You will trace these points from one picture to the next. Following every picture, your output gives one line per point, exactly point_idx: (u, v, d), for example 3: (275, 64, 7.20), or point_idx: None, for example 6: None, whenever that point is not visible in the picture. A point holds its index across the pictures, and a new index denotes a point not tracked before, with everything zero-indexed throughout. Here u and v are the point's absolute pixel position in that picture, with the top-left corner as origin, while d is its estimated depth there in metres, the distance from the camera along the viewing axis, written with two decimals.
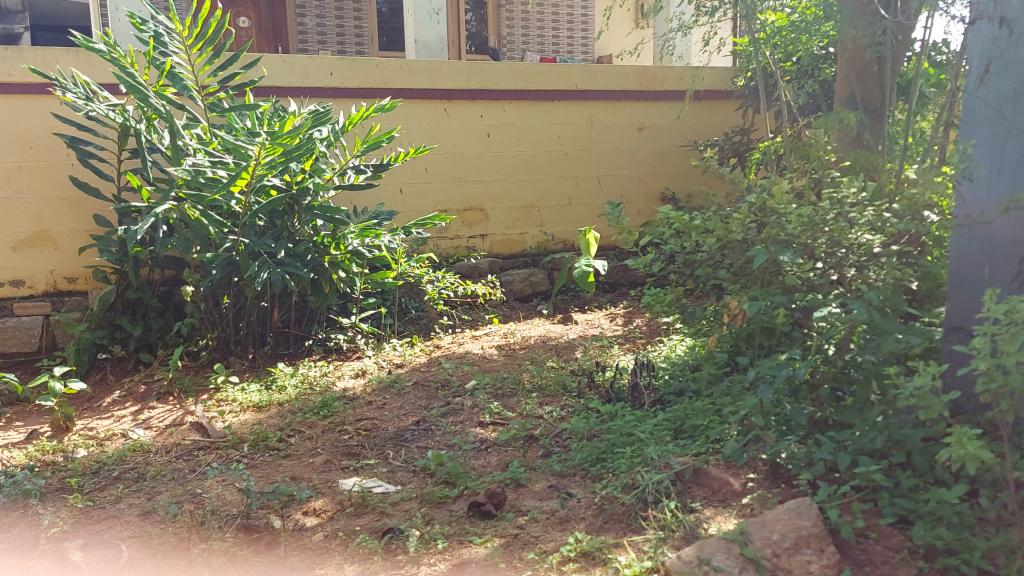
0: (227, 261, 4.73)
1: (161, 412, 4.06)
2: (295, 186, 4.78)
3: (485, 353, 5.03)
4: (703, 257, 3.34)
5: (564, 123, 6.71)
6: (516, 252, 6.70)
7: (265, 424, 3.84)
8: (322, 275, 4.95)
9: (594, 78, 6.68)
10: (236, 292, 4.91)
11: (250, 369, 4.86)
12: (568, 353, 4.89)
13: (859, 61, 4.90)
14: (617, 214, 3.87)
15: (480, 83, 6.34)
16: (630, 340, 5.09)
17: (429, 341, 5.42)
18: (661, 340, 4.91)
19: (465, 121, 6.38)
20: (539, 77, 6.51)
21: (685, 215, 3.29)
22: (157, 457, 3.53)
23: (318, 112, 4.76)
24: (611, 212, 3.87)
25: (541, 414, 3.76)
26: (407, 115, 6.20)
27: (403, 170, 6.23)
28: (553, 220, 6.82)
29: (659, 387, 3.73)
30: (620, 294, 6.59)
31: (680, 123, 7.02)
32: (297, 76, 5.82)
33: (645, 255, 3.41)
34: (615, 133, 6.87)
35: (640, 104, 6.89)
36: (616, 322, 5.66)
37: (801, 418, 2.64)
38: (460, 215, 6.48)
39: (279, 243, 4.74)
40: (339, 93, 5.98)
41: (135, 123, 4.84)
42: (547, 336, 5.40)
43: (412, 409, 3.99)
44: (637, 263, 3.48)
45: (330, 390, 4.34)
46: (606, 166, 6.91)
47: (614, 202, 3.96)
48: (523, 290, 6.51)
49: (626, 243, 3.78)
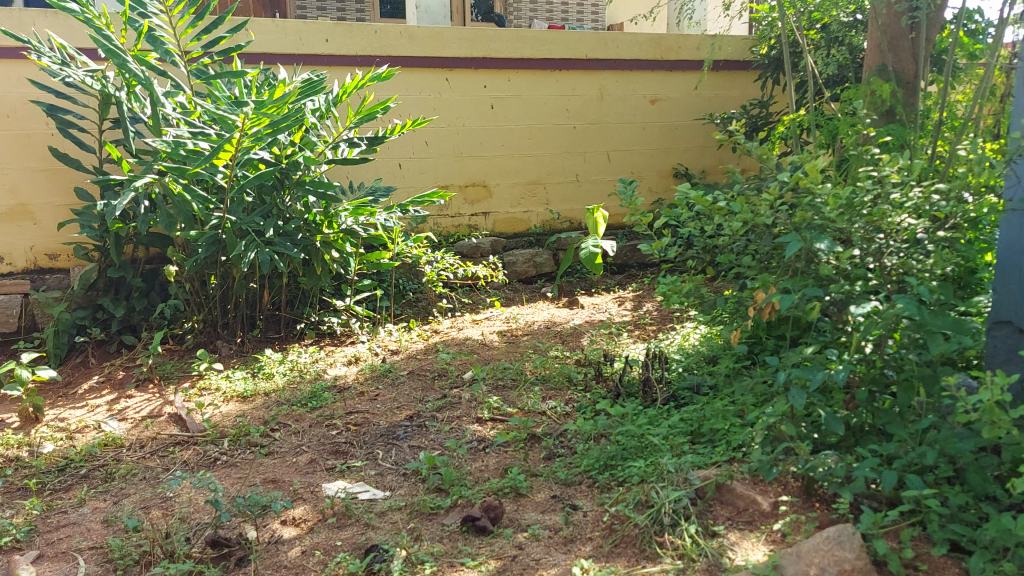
0: (212, 239, 4.41)
1: (138, 401, 3.79)
2: (285, 159, 4.48)
3: (486, 339, 4.75)
4: (725, 242, 3.03)
5: (572, 95, 6.37)
6: (521, 231, 6.40)
7: (249, 417, 3.57)
8: (313, 256, 4.65)
9: (605, 46, 6.32)
10: (224, 272, 4.60)
11: (237, 354, 4.56)
12: (574, 341, 4.60)
13: (895, 28, 4.50)
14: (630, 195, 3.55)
15: (484, 51, 6.00)
16: (639, 327, 4.80)
17: (427, 325, 5.13)
18: (672, 328, 4.63)
19: (468, 91, 6.05)
20: (546, 45, 6.16)
21: (706, 196, 2.99)
22: (131, 453, 3.27)
23: (311, 81, 4.26)
24: (623, 193, 3.55)
25: (544, 410, 3.49)
26: (407, 85, 5.88)
27: (402, 143, 5.92)
28: (560, 198, 6.50)
29: (673, 382, 3.52)
30: (629, 276, 6.29)
31: (695, 95, 6.68)
32: (291, 42, 5.51)
33: (659, 238, 3.09)
34: (626, 105, 6.53)
35: (653, 75, 6.54)
36: (624, 306, 5.36)
37: (838, 428, 2.35)
38: (462, 192, 6.18)
39: (268, 220, 4.45)
40: (335, 61, 5.66)
41: (115, 91, 4.53)
42: (552, 321, 5.11)
43: (406, 401, 3.72)
44: (651, 248, 3.18)
45: (320, 379, 4.07)
46: (616, 141, 6.57)
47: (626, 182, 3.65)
48: (527, 271, 6.17)
49: (638, 227, 3.47)
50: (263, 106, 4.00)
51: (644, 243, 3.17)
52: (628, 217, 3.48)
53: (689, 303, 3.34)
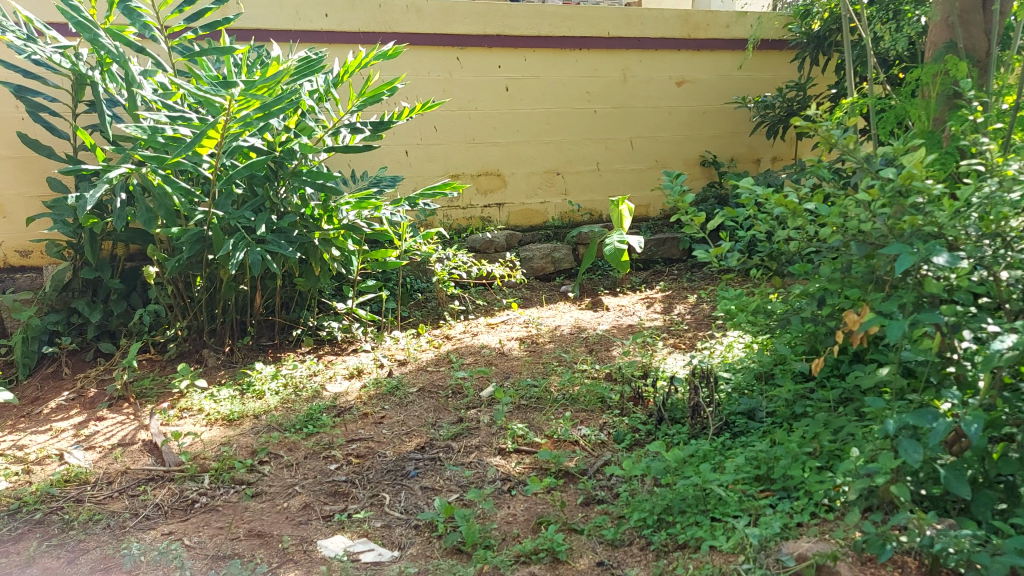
0: (197, 236, 3.93)
1: (110, 424, 3.32)
2: (279, 147, 4.00)
3: (504, 348, 4.27)
4: (799, 247, 2.54)
5: (593, 76, 5.89)
6: (537, 224, 5.92)
7: (235, 445, 3.10)
8: (310, 255, 4.18)
9: (629, 23, 5.85)
10: (211, 273, 4.12)
11: (225, 365, 4.09)
12: (603, 352, 4.12)
13: (968, 1, 3.90)
14: (678, 192, 3.04)
15: (499, 28, 5.51)
16: (674, 336, 4.32)
17: (437, 330, 4.66)
18: (710, 339, 4.14)
19: (481, 72, 5.57)
20: (567, 21, 5.68)
21: (777, 194, 2.49)
22: (97, 491, 2.81)
23: (311, 60, 3.77)
24: (670, 191, 3.05)
25: (576, 439, 3.01)
26: (414, 64, 5.38)
27: (409, 128, 5.43)
28: (579, 187, 6.03)
29: (724, 405, 3.08)
30: (654, 273, 5.81)
31: (724, 77, 6.24)
32: (288, 16, 5.01)
33: (722, 243, 2.59)
34: (651, 88, 6.06)
35: (680, 54, 6.08)
36: (654, 309, 4.88)
37: (966, 493, 1.88)
38: (474, 181, 5.70)
39: (260, 216, 3.97)
40: (336, 38, 5.16)
41: (88, 70, 4.01)
42: (575, 325, 4.63)
43: (416, 426, 3.24)
44: (708, 255, 2.69)
45: (318, 397, 3.60)
46: (640, 126, 6.10)
47: (671, 176, 3.16)
48: (545, 267, 5.67)
49: (687, 230, 2.97)
50: (252, 87, 3.49)
51: (699, 249, 2.68)
52: (676, 216, 2.98)
53: (748, 317, 2.86)
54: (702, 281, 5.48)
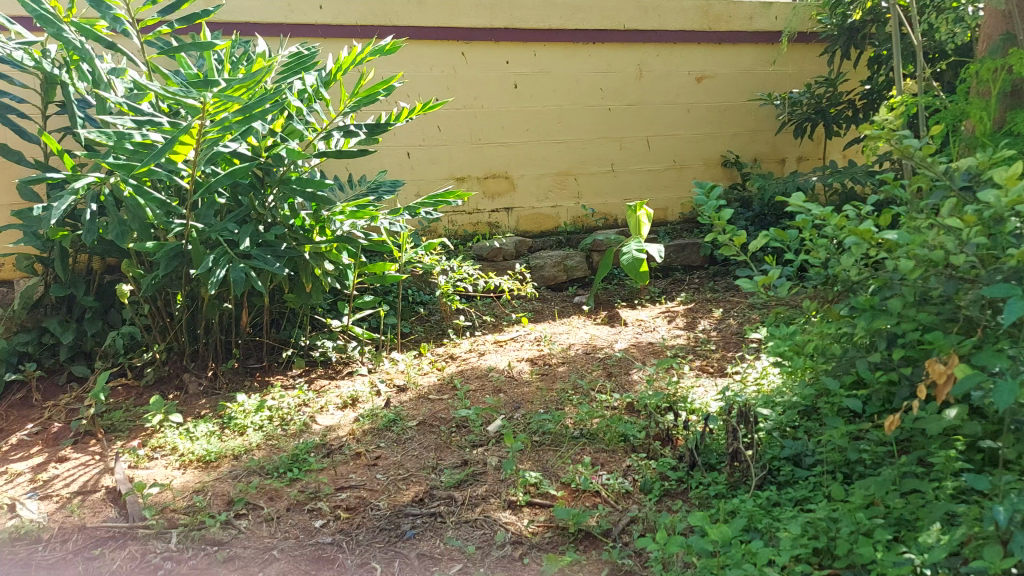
0: (175, 251, 3.56)
1: (72, 467, 2.97)
2: (265, 152, 3.64)
3: (514, 371, 3.89)
4: (862, 277, 2.16)
5: (608, 71, 5.52)
6: (548, 229, 5.56)
7: (210, 493, 2.74)
8: (300, 270, 3.84)
9: (646, 15, 5.47)
10: (192, 291, 3.75)
11: (207, 393, 3.73)
12: (622, 377, 3.74)
13: None
14: (712, 209, 2.63)
15: (506, 20, 5.15)
16: (700, 358, 3.93)
17: (440, 349, 4.28)
18: (741, 363, 3.75)
19: (487, 67, 5.21)
20: (578, 13, 5.31)
21: (837, 215, 2.12)
22: (48, 553, 2.44)
23: (301, 56, 3.42)
24: (704, 206, 2.64)
25: (597, 489, 2.65)
26: (416, 60, 5.03)
27: (410, 128, 5.07)
28: (593, 190, 5.65)
29: (763, 448, 2.73)
30: (673, 282, 5.43)
31: (746, 72, 5.86)
32: (279, 9, 4.67)
33: (770, 271, 2.20)
34: (669, 83, 5.68)
35: (700, 48, 5.70)
36: (675, 325, 4.50)
37: None
38: (480, 184, 5.33)
39: (244, 228, 3.60)
40: (331, 32, 4.82)
41: (55, 69, 3.64)
42: (590, 343, 4.26)
43: (415, 470, 2.88)
44: (752, 284, 2.32)
45: (306, 433, 3.23)
46: (658, 125, 5.72)
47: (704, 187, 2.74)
48: (557, 276, 5.29)
49: (725, 251, 2.58)
50: (229, 89, 3.13)
51: (743, 277, 2.30)
52: (712, 236, 2.60)
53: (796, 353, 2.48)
54: (726, 292, 5.09)
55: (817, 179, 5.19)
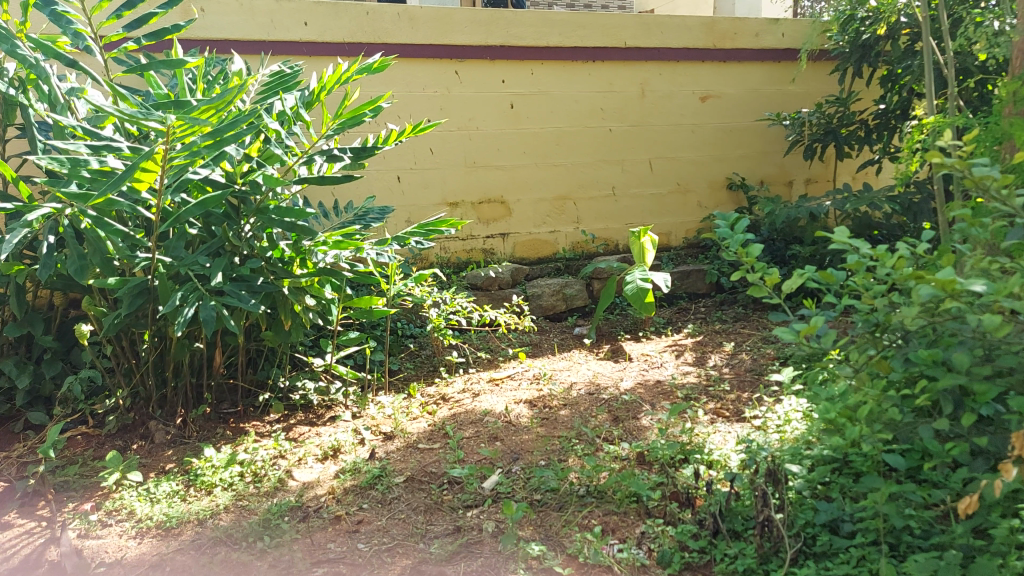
0: (140, 287, 3.23)
1: (13, 537, 2.63)
2: (240, 179, 3.32)
3: (512, 414, 3.57)
4: (918, 327, 1.88)
5: (608, 90, 5.26)
6: (545, 256, 5.26)
7: (168, 569, 2.41)
8: (278, 306, 3.50)
9: (648, 32, 5.23)
10: (159, 330, 3.42)
11: (175, 443, 3.41)
12: (630, 423, 3.41)
13: None
14: (739, 245, 2.34)
15: (503, 37, 4.89)
16: (715, 401, 3.60)
17: (431, 389, 3.96)
18: (760, 407, 3.44)
19: (482, 87, 4.93)
20: (579, 30, 5.08)
21: (892, 254, 1.91)
22: None
23: (282, 75, 3.25)
24: (730, 242, 2.35)
25: (607, 563, 2.33)
26: (406, 79, 4.76)
27: (400, 151, 4.79)
28: (593, 215, 5.36)
29: (794, 513, 2.42)
30: (679, 311, 5.13)
31: (752, 92, 5.64)
32: (261, 25, 4.42)
33: (817, 313, 1.97)
34: (672, 103, 5.44)
35: (704, 66, 5.47)
36: (685, 361, 4.19)
37: None
38: (475, 210, 5.04)
39: (216, 261, 3.27)
40: (316, 50, 4.55)
41: (12, 88, 3.31)
42: (593, 382, 3.94)
43: (401, 539, 2.55)
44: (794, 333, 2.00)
45: (280, 492, 2.90)
46: (660, 146, 5.47)
47: (727, 221, 2.48)
48: (555, 306, 4.98)
49: (754, 292, 2.28)
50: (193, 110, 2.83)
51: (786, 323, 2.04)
52: (740, 273, 2.30)
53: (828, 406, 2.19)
54: (735, 324, 4.79)
55: (830, 203, 4.92)
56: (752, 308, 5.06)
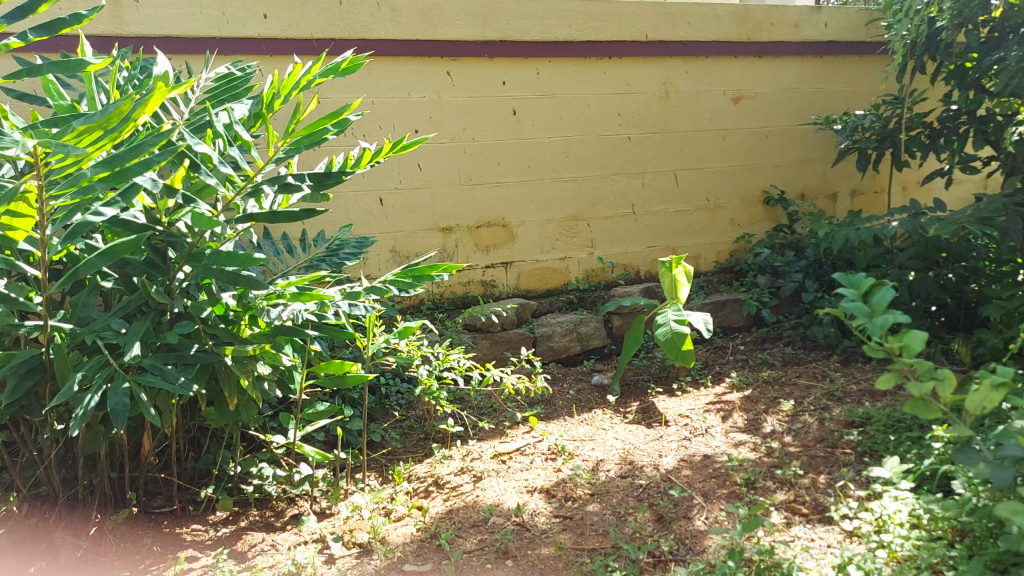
0: (30, 362, 2.45)
1: None
2: (165, 217, 2.52)
3: (527, 511, 2.77)
4: None
5: (627, 92, 4.46)
6: (555, 288, 4.47)
7: None
8: (220, 380, 2.71)
9: (672, 23, 4.46)
10: (65, 415, 2.63)
11: (87, 561, 2.60)
12: (681, 527, 2.61)
13: None
14: (884, 329, 1.87)
15: (503, 31, 4.10)
16: (786, 490, 2.81)
17: (422, 470, 3.18)
18: (848, 505, 2.65)
19: (479, 90, 4.14)
20: (592, 21, 4.28)
21: None
22: None
23: (233, 79, 2.69)
24: (870, 325, 1.90)
25: None
26: (388, 81, 3.96)
27: (382, 167, 4.00)
28: (610, 238, 4.57)
29: None
30: (715, 350, 4.35)
31: (791, 91, 4.87)
32: (210, 18, 3.62)
33: None
34: (700, 106, 4.66)
35: (737, 62, 4.69)
36: (734, 425, 3.39)
37: None
38: (472, 235, 4.25)
39: (135, 326, 2.47)
40: (277, 47, 3.76)
41: None
42: (626, 457, 3.15)
43: None
44: None
45: None
46: (687, 157, 4.68)
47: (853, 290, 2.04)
48: (568, 347, 4.21)
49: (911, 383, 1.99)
50: (65, 133, 1.95)
51: None
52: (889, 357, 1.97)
53: None
54: (787, 369, 4.00)
55: (896, 223, 4.14)
56: (803, 348, 4.27)
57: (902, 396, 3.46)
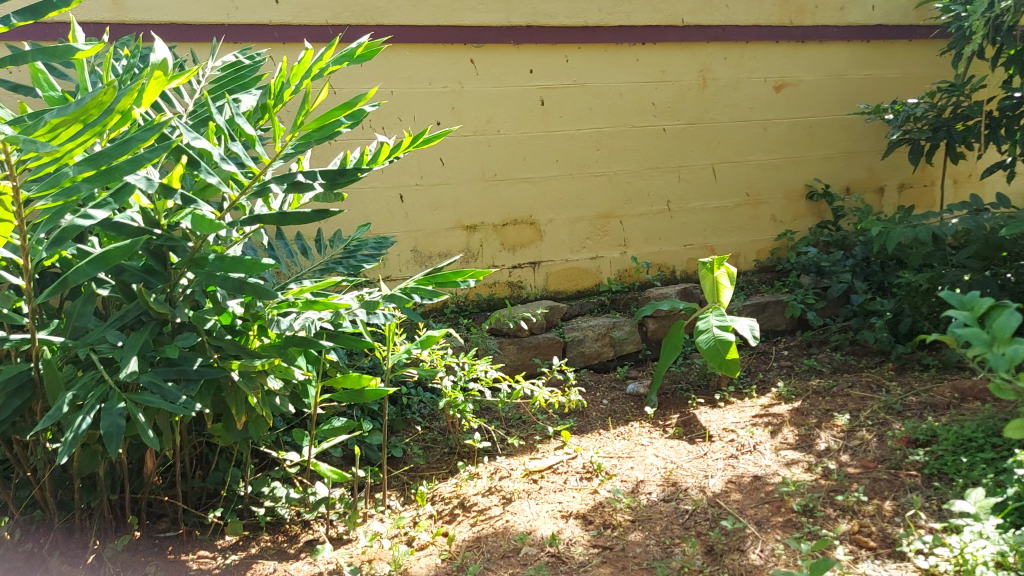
0: (19, 378, 2.23)
1: None
2: (165, 219, 2.30)
3: (563, 540, 2.52)
4: None
5: (661, 80, 4.18)
6: (585, 290, 4.21)
7: None
8: (226, 395, 2.47)
9: (709, 6, 4.17)
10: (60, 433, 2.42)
11: None
12: (735, 562, 2.35)
13: None
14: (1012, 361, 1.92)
15: (529, 16, 3.84)
16: (849, 519, 2.53)
17: (447, 490, 2.94)
18: (921, 538, 2.37)
19: (504, 79, 3.88)
20: (624, 4, 4.01)
21: None
22: None
23: (240, 69, 2.46)
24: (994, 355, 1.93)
25: None
26: (407, 70, 3.71)
27: (403, 162, 3.75)
28: (643, 236, 4.30)
29: None
30: (757, 356, 4.06)
31: (837, 79, 4.55)
32: (218, 4, 3.40)
33: None
34: (740, 95, 4.36)
35: (778, 47, 4.39)
36: (785, 441, 3.12)
37: None
38: (498, 233, 4.00)
39: (131, 338, 2.24)
40: (290, 35, 3.52)
41: None
42: (668, 477, 2.89)
43: None
44: None
45: None
46: (726, 149, 4.39)
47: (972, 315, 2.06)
48: (601, 353, 3.94)
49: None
50: (36, 128, 1.73)
51: None
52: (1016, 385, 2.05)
53: None
54: (837, 378, 3.71)
55: (954, 220, 3.83)
56: (853, 354, 3.98)
57: (969, 410, 3.16)
